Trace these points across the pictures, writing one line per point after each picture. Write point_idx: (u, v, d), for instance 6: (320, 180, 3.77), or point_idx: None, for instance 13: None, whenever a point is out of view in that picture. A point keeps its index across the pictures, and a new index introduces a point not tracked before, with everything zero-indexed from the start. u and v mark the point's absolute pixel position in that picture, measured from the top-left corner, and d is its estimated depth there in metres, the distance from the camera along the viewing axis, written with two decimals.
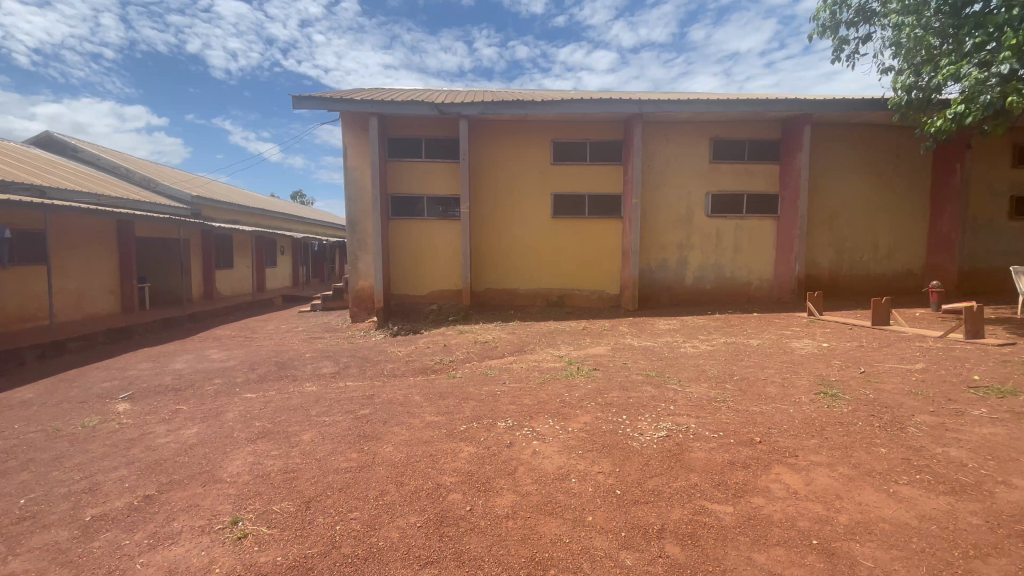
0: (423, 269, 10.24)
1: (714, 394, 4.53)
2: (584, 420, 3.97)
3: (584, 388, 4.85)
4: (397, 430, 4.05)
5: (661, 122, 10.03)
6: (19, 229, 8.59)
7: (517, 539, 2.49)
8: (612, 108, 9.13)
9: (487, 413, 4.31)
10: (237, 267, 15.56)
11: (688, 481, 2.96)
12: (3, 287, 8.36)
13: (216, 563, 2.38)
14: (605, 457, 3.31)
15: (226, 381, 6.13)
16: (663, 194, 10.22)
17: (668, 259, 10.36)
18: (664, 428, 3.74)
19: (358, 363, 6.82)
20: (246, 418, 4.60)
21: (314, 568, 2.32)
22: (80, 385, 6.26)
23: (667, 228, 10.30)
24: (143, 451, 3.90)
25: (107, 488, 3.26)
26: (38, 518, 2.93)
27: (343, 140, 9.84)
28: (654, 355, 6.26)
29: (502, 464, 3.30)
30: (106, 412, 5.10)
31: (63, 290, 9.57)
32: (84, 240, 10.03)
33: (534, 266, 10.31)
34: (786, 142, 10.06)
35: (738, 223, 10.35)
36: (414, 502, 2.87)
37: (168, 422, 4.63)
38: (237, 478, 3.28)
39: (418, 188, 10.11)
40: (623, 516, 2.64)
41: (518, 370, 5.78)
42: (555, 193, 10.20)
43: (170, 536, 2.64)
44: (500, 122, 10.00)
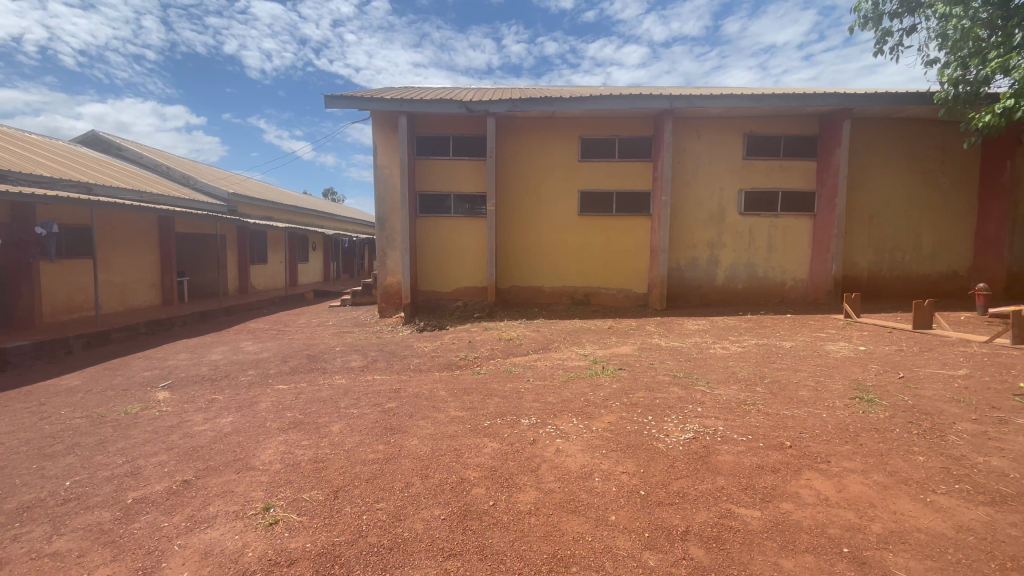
0: (450, 266, 10.34)
1: (743, 396, 4.43)
2: (608, 420, 3.95)
3: (609, 387, 4.81)
4: (422, 423, 4.12)
5: (692, 118, 9.84)
6: (67, 224, 9.06)
7: (540, 535, 2.50)
8: (642, 104, 9.01)
9: (511, 409, 4.33)
10: (270, 262, 16.03)
11: (714, 483, 2.92)
12: (53, 280, 8.83)
13: (249, 548, 2.47)
14: (630, 457, 3.29)
15: (260, 372, 6.34)
16: (693, 192, 10.03)
17: (697, 258, 10.17)
18: (690, 429, 3.69)
19: (386, 357, 6.95)
20: (278, 408, 4.75)
21: (341, 556, 2.39)
22: (124, 373, 6.57)
23: (697, 226, 10.11)
24: (181, 438, 4.08)
25: (148, 472, 3.43)
26: (83, 500, 3.10)
27: (373, 139, 10.01)
28: (682, 355, 6.17)
29: (526, 461, 3.31)
30: (147, 399, 5.35)
31: (108, 283, 10.05)
32: (127, 235, 10.51)
33: (560, 264, 10.28)
34: (823, 137, 9.73)
35: (771, 222, 10.09)
36: (439, 495, 2.91)
37: (204, 411, 4.82)
38: (269, 466, 3.40)
39: (445, 185, 10.21)
40: (647, 517, 2.62)
41: (542, 368, 5.78)
42: (583, 191, 10.13)
43: (206, 520, 2.76)
44: (528, 119, 9.98)
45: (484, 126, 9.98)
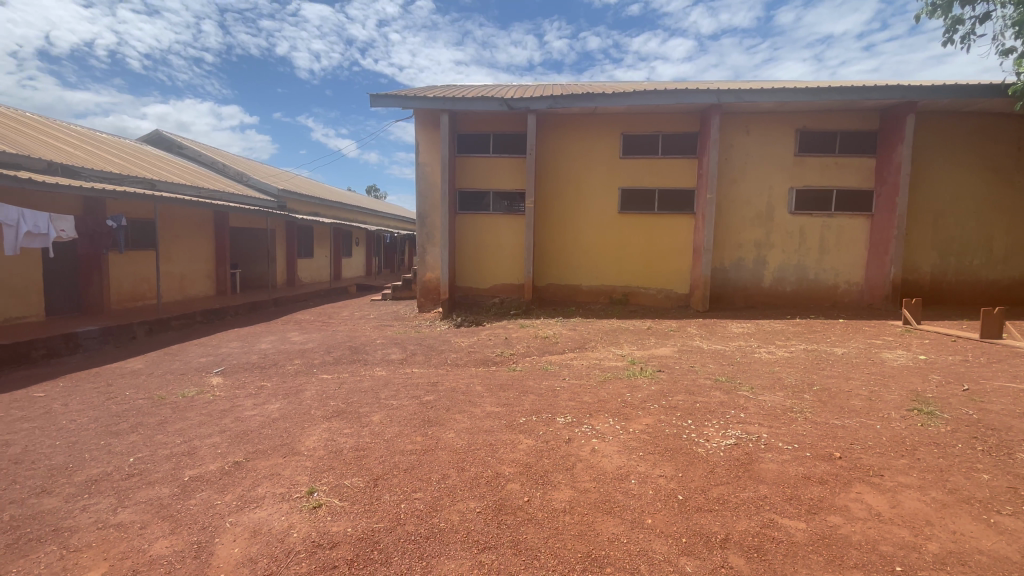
0: (488, 263, 10.41)
1: (790, 403, 4.26)
2: (646, 422, 3.89)
3: (647, 389, 4.73)
4: (459, 417, 4.18)
5: (741, 113, 9.50)
6: (132, 218, 9.69)
7: (574, 534, 2.49)
8: (689, 99, 8.79)
9: (546, 407, 4.33)
10: (316, 256, 16.60)
11: (757, 492, 2.83)
12: (119, 270, 9.46)
13: (294, 529, 2.59)
14: (668, 461, 3.22)
15: (306, 362, 6.60)
16: (740, 190, 9.69)
17: (743, 258, 9.82)
18: (732, 435, 3.58)
19: (424, 351, 7.08)
20: (323, 397, 4.94)
21: (380, 542, 2.46)
22: (181, 358, 6.99)
23: (744, 226, 9.76)
24: (233, 421, 4.30)
25: (202, 452, 3.64)
26: (145, 475, 3.32)
27: (416, 137, 10.21)
28: (725, 359, 5.99)
29: (561, 459, 3.30)
30: (202, 384, 5.68)
31: (168, 274, 10.69)
32: (186, 228, 11.14)
33: (599, 263, 10.17)
34: (884, 132, 9.20)
35: (824, 221, 9.63)
36: (475, 488, 2.95)
37: (254, 397, 5.06)
38: (314, 452, 3.54)
39: (485, 182, 10.29)
40: (684, 522, 2.56)
41: (578, 367, 5.74)
42: (624, 188, 9.98)
43: (255, 500, 2.90)
44: (570, 115, 9.92)
45: (525, 123, 9.97)
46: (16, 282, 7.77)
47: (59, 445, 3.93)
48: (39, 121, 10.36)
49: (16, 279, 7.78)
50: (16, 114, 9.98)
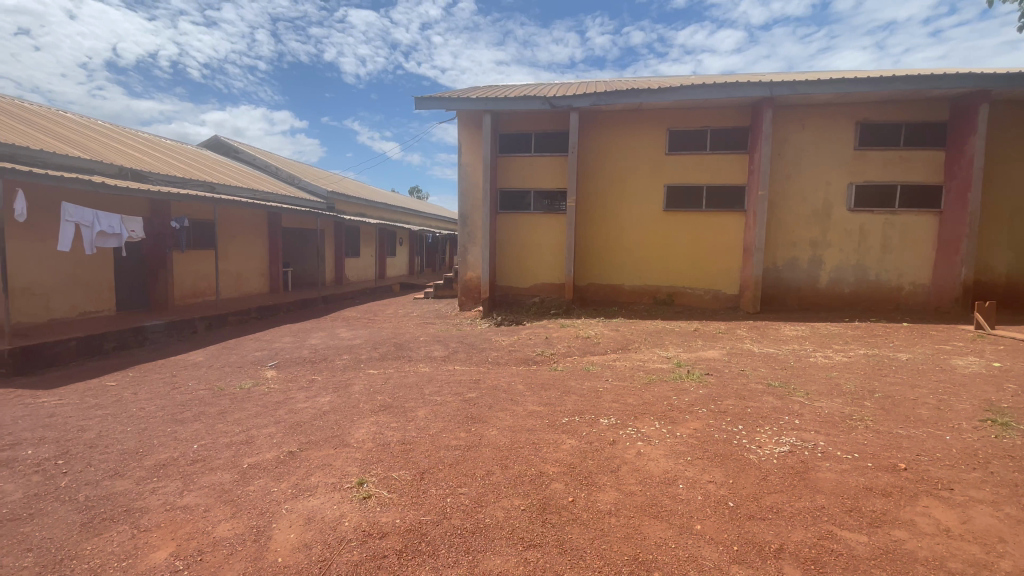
0: (530, 262, 10.42)
1: (849, 411, 4.04)
2: (694, 426, 3.79)
3: (695, 392, 4.60)
4: (502, 415, 4.21)
5: (795, 105, 9.09)
6: (194, 219, 10.30)
7: (620, 536, 2.47)
8: (739, 92, 8.49)
9: (590, 408, 4.29)
10: (362, 256, 17.11)
11: (814, 502, 2.70)
12: (182, 268, 10.07)
13: (346, 517, 2.68)
14: (717, 466, 3.13)
15: (353, 357, 6.82)
16: (794, 186, 9.27)
17: (797, 258, 9.40)
18: (786, 442, 3.44)
19: (466, 349, 7.15)
20: (370, 391, 5.09)
21: (427, 534, 2.52)
22: (238, 352, 7.37)
23: (798, 224, 9.34)
24: (287, 413, 4.50)
25: (259, 442, 3.82)
26: (208, 461, 3.53)
27: (459, 137, 10.37)
28: (777, 363, 5.74)
29: (606, 460, 3.27)
30: (258, 376, 5.98)
31: (226, 272, 11.29)
32: (242, 229, 11.74)
33: (643, 262, 9.98)
34: (955, 122, 8.58)
35: (887, 219, 9.08)
36: (519, 486, 2.96)
37: (305, 390, 5.27)
38: (363, 444, 3.65)
39: (526, 182, 10.31)
40: (736, 530, 2.48)
41: (621, 368, 5.66)
42: (669, 186, 9.76)
43: (309, 489, 3.03)
44: (613, 113, 9.79)
45: (567, 122, 9.92)
46: (92, 279, 8.40)
47: (131, 431, 4.23)
48: (111, 130, 11.17)
49: (92, 276, 8.42)
50: (92, 124, 10.80)
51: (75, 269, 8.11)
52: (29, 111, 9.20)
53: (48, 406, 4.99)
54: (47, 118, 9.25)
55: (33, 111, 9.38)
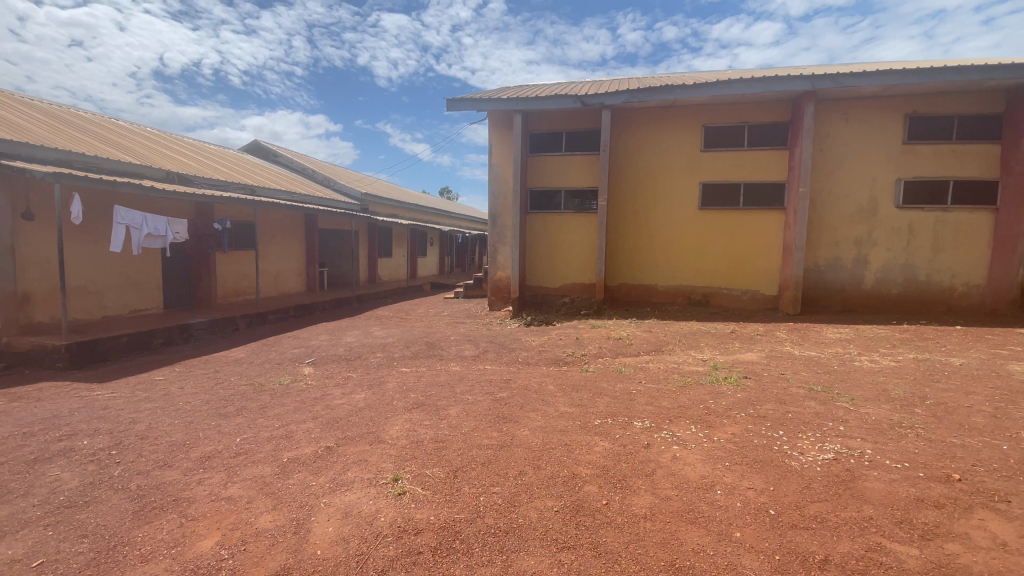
0: (560, 262, 10.36)
1: (898, 418, 3.85)
2: (732, 431, 3.69)
3: (732, 396, 4.48)
4: (533, 415, 4.21)
5: (839, 99, 8.73)
6: (235, 220, 10.70)
7: (656, 541, 2.43)
8: (778, 87, 8.24)
9: (622, 410, 4.24)
10: (394, 256, 17.41)
11: (861, 513, 2.59)
12: (224, 268, 10.48)
13: (381, 513, 2.73)
14: (757, 473, 3.03)
15: (386, 355, 6.94)
16: (838, 182, 8.90)
17: (841, 258, 9.03)
18: (830, 450, 3.30)
19: (496, 349, 7.18)
20: (403, 389, 5.17)
21: (461, 532, 2.54)
22: (277, 349, 7.59)
23: (841, 222, 8.97)
24: (324, 409, 4.62)
25: (298, 437, 3.94)
26: (250, 454, 3.65)
27: (489, 138, 10.43)
28: (820, 366, 5.53)
29: (640, 464, 3.22)
30: (296, 373, 6.17)
31: (265, 272, 11.69)
32: (281, 230, 12.12)
33: (677, 262, 9.79)
34: (1014, 113, 8.10)
35: (939, 216, 8.63)
36: (552, 487, 2.95)
37: (341, 387, 5.40)
38: (397, 441, 3.72)
39: (557, 181, 10.27)
40: (778, 539, 2.40)
41: (654, 370, 5.57)
42: (704, 184, 9.54)
43: (346, 483, 3.10)
44: (645, 110, 9.65)
45: (599, 120, 9.84)
46: (141, 278, 8.85)
47: (178, 423, 4.42)
48: (160, 136, 11.75)
49: (141, 276, 8.86)
50: (143, 132, 11.38)
51: (125, 269, 8.56)
52: (85, 120, 9.77)
53: (102, 399, 5.28)
54: (102, 126, 9.80)
55: (90, 120, 9.95)
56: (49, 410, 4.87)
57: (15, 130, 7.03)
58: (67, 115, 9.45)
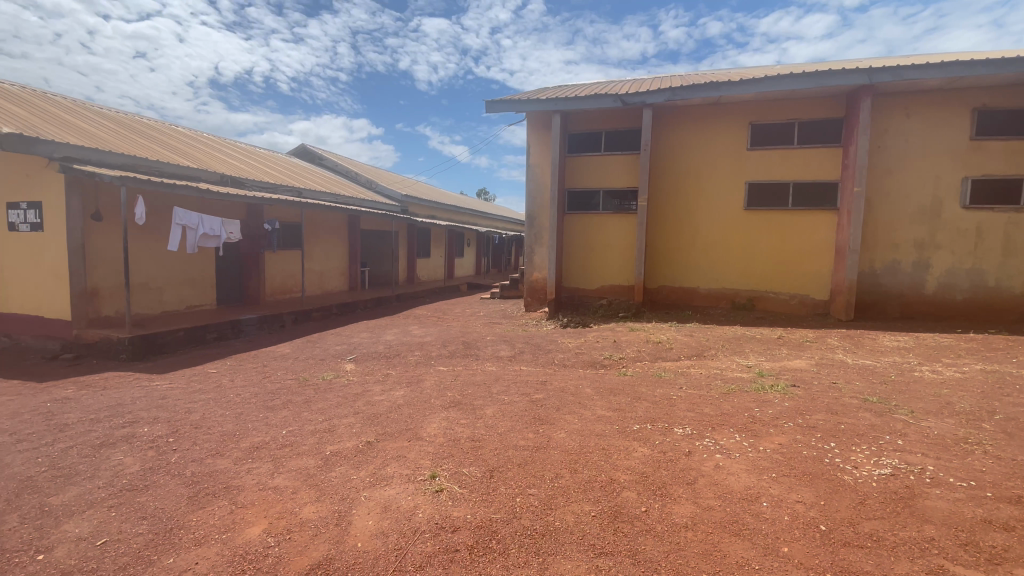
0: (598, 263, 10.25)
1: (963, 433, 3.59)
2: (779, 441, 3.54)
3: (779, 405, 4.30)
4: (569, 418, 4.17)
5: (898, 93, 8.26)
6: (283, 221, 11.15)
7: (697, 552, 2.35)
8: (832, 81, 7.87)
9: (662, 416, 4.15)
10: (432, 256, 17.70)
11: (921, 533, 2.42)
12: (273, 267, 10.93)
13: (420, 509, 2.77)
14: (807, 486, 2.90)
15: (425, 354, 7.04)
16: (897, 181, 8.41)
17: (900, 261, 8.52)
18: (887, 464, 3.12)
19: (532, 350, 7.17)
20: (441, 387, 5.24)
21: (497, 532, 2.54)
22: (321, 346, 7.86)
23: (901, 223, 8.47)
24: (365, 404, 4.74)
25: (340, 431, 4.05)
26: (296, 447, 3.79)
27: (528, 139, 10.46)
28: (875, 376, 5.23)
29: (681, 472, 3.14)
30: (338, 369, 6.36)
31: (311, 270, 12.12)
32: (325, 230, 12.54)
33: (720, 264, 9.50)
34: None
35: (1011, 217, 8.02)
36: (589, 492, 2.91)
37: (381, 383, 5.52)
38: (435, 439, 3.77)
39: (596, 182, 10.17)
40: (830, 557, 2.28)
41: (696, 376, 5.42)
42: (750, 184, 9.22)
43: (386, 478, 3.16)
44: (689, 108, 9.41)
45: (639, 119, 9.68)
46: (196, 275, 9.34)
47: (229, 415, 4.64)
48: (216, 141, 12.39)
49: (197, 273, 9.36)
50: (201, 138, 12.05)
51: (182, 267, 9.06)
52: (150, 126, 10.42)
53: (161, 389, 5.62)
54: (165, 133, 10.46)
55: (155, 127, 10.66)
56: (113, 399, 5.21)
57: (87, 137, 7.58)
58: (134, 123, 10.13)
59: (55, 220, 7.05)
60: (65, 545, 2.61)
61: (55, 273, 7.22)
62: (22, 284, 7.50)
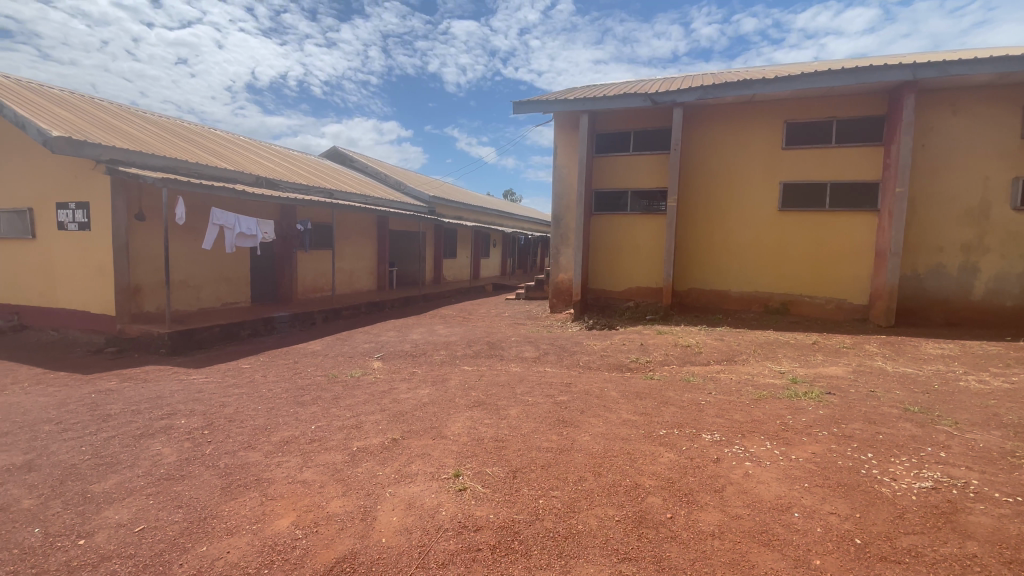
0: (625, 265, 10.13)
1: (1012, 446, 3.40)
2: (812, 450, 3.42)
3: (813, 413, 4.16)
4: (594, 421, 4.12)
5: (945, 89, 7.88)
6: (315, 221, 11.43)
7: (725, 561, 2.29)
8: (873, 78, 7.58)
9: (690, 421, 4.06)
10: (458, 256, 17.83)
11: (963, 549, 2.30)
12: (305, 266, 11.21)
13: (444, 506, 2.80)
14: (841, 497, 2.79)
15: (450, 353, 7.10)
16: (942, 182, 8.03)
17: (945, 265, 8.12)
18: (928, 477, 2.97)
19: (557, 351, 7.15)
20: (465, 387, 5.28)
21: (520, 533, 2.54)
22: (350, 343, 8.01)
23: (947, 225, 8.08)
24: (391, 402, 4.81)
25: (367, 427, 4.12)
26: (324, 441, 3.88)
27: (555, 140, 10.43)
28: (916, 385, 5.01)
29: (708, 479, 3.07)
30: (366, 366, 6.47)
31: (341, 270, 12.38)
32: (355, 230, 12.79)
33: (752, 267, 9.26)
34: None
35: None
36: (613, 496, 2.88)
37: (407, 382, 5.59)
38: (459, 438, 3.79)
39: (623, 182, 10.06)
40: (864, 572, 2.19)
41: (725, 381, 5.29)
42: (784, 185, 8.96)
43: (410, 475, 3.20)
44: (720, 107, 9.21)
45: (669, 119, 9.53)
46: (232, 274, 9.67)
47: (261, 409, 4.78)
48: (252, 145, 12.80)
49: (233, 271, 9.68)
50: (238, 141, 12.48)
51: (219, 265, 9.38)
52: (190, 130, 10.84)
53: (197, 382, 5.83)
54: (205, 137, 10.88)
55: (196, 131, 11.09)
56: (153, 391, 5.44)
57: (132, 141, 7.94)
58: (176, 128, 10.58)
59: (102, 220, 7.42)
60: (105, 531, 2.73)
61: (101, 271, 7.59)
62: (71, 281, 7.89)
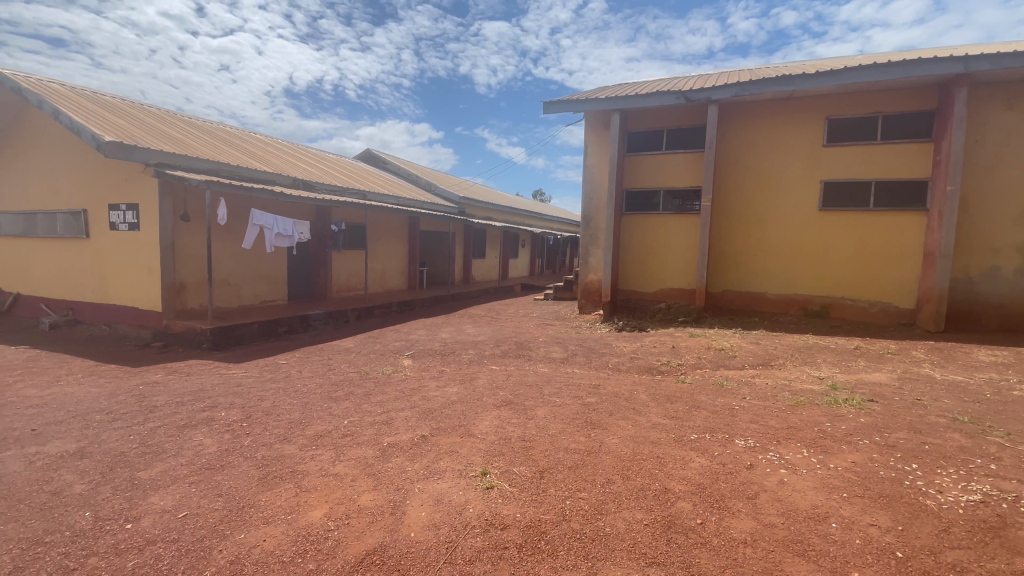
0: (657, 266, 9.98)
1: None
2: (852, 459, 3.29)
3: (853, 420, 4.00)
4: (623, 424, 4.08)
5: (1002, 81, 7.44)
6: (348, 221, 11.70)
7: (756, 570, 2.24)
8: (921, 71, 7.24)
9: (722, 426, 3.97)
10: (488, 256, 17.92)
11: (1014, 567, 2.18)
12: (339, 265, 11.49)
13: (471, 504, 2.82)
14: (882, 509, 2.67)
15: (478, 352, 7.14)
16: (997, 180, 7.59)
17: (1000, 267, 7.67)
18: (977, 490, 2.82)
19: (585, 352, 7.10)
20: (493, 386, 5.31)
21: (546, 533, 2.54)
22: (381, 341, 8.17)
23: (1003, 225, 7.62)
24: (421, 399, 4.88)
25: (397, 424, 4.20)
26: (356, 436, 3.97)
27: (586, 139, 10.36)
28: (967, 393, 4.75)
29: (740, 485, 3.00)
30: (396, 364, 6.59)
31: (373, 269, 12.63)
32: (387, 231, 13.03)
33: (790, 268, 8.97)
34: None
35: None
36: (642, 499, 2.85)
37: (436, 380, 5.66)
38: (486, 437, 3.81)
39: (655, 181, 9.91)
40: None
41: (760, 386, 5.13)
42: (824, 183, 8.64)
43: (438, 472, 3.25)
44: (757, 104, 8.97)
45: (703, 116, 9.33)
46: (270, 272, 10.00)
47: (297, 403, 4.94)
48: (290, 148, 13.23)
49: (271, 270, 10.02)
50: (277, 144, 12.93)
51: (258, 264, 9.72)
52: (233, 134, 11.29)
53: (236, 377, 6.06)
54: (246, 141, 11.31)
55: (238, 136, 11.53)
56: (196, 384, 5.69)
57: (179, 145, 8.33)
58: (220, 132, 11.03)
59: (151, 221, 7.80)
60: (150, 516, 2.88)
61: (149, 269, 7.98)
62: (122, 278, 8.33)
